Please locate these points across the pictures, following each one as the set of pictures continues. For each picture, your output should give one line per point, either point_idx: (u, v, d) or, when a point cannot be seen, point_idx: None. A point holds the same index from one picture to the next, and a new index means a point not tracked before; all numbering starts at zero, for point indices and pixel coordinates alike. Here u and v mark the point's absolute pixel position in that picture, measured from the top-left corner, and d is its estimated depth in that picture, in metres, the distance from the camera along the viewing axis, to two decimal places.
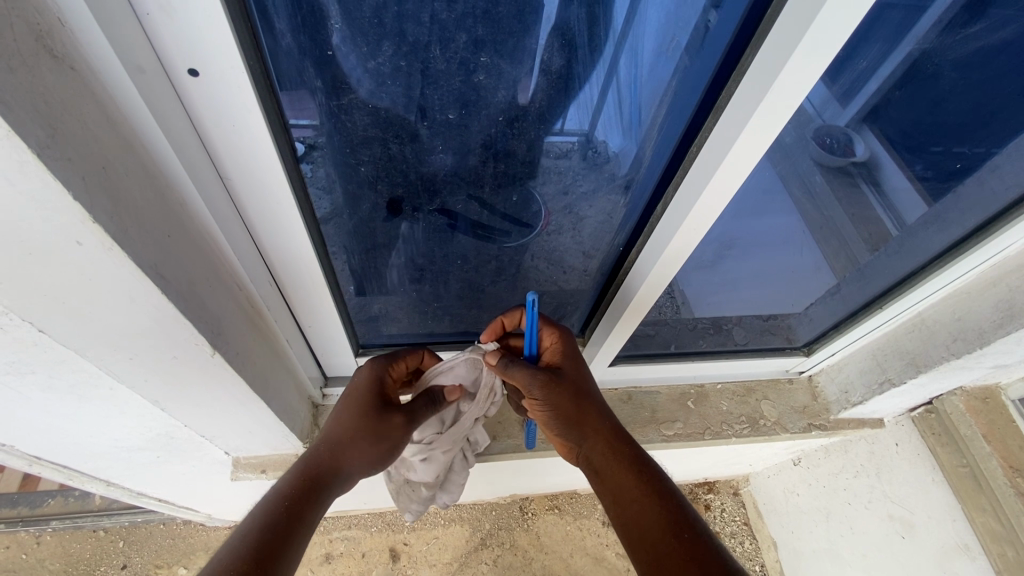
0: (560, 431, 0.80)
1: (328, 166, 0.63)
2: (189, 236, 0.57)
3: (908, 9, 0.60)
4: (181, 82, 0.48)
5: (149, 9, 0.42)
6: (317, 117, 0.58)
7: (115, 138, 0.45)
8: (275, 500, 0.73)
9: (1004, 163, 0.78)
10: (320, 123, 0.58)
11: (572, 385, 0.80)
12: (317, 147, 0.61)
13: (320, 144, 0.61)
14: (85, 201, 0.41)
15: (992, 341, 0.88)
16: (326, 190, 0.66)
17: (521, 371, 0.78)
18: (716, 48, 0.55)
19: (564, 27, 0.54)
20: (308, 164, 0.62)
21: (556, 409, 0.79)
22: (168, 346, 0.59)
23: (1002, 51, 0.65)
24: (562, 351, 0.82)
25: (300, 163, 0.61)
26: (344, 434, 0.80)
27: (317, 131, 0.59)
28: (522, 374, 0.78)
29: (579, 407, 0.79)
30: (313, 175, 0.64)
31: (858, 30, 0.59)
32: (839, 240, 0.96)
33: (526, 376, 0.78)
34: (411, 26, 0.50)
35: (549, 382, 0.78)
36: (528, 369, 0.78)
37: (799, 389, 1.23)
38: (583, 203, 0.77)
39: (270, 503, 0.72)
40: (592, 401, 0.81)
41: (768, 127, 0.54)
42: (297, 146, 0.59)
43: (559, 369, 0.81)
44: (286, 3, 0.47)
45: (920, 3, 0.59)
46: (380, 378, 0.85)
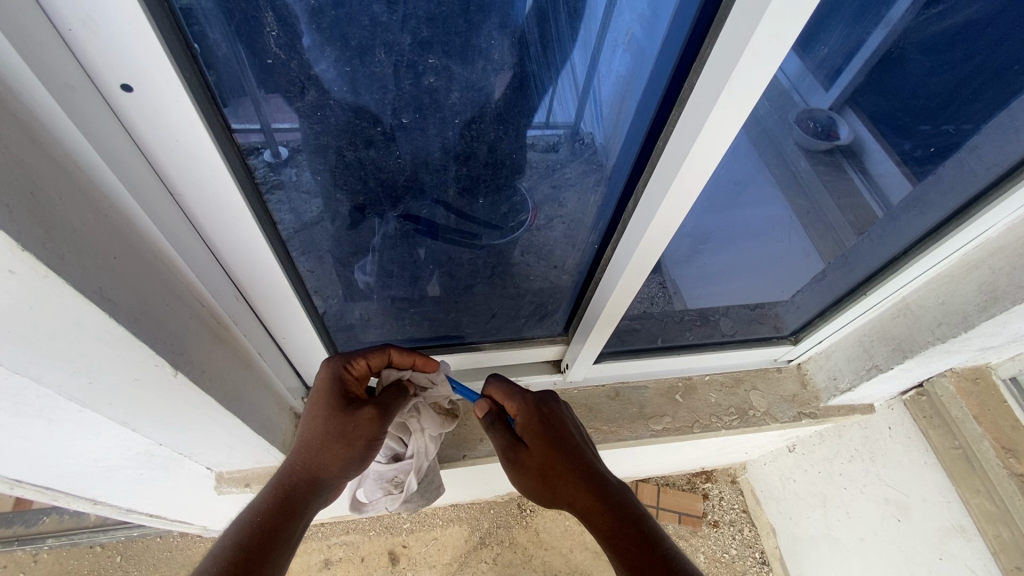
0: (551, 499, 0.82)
1: (311, 170, 0.62)
2: (139, 256, 0.55)
3: None
4: (116, 99, 0.47)
5: (72, 25, 0.41)
6: (298, 120, 0.56)
7: (44, 160, 0.44)
8: (249, 519, 0.72)
9: (983, 143, 0.76)
10: (302, 126, 0.57)
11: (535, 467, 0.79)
12: (299, 151, 0.59)
13: (301, 147, 0.59)
14: (12, 229, 0.39)
15: (977, 324, 0.87)
16: (311, 194, 0.65)
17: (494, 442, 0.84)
18: (676, 41, 0.53)
19: (514, 24, 0.52)
20: (293, 168, 0.61)
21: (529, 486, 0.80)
22: (126, 368, 0.57)
23: (969, 30, 0.63)
24: (527, 424, 0.81)
25: (284, 168, 0.60)
26: (312, 442, 0.77)
27: (299, 134, 0.57)
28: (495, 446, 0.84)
29: (537, 489, 0.79)
30: (298, 179, 0.62)
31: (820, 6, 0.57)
32: (825, 224, 0.94)
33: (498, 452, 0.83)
34: (353, 28, 0.48)
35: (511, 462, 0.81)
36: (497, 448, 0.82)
37: (788, 377, 1.23)
38: (567, 198, 0.75)
39: (244, 522, 0.71)
40: (551, 474, 0.78)
41: (728, 122, 0.53)
42: (283, 150, 0.58)
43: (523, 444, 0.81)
44: (220, 15, 0.45)
45: None
46: (343, 380, 0.79)
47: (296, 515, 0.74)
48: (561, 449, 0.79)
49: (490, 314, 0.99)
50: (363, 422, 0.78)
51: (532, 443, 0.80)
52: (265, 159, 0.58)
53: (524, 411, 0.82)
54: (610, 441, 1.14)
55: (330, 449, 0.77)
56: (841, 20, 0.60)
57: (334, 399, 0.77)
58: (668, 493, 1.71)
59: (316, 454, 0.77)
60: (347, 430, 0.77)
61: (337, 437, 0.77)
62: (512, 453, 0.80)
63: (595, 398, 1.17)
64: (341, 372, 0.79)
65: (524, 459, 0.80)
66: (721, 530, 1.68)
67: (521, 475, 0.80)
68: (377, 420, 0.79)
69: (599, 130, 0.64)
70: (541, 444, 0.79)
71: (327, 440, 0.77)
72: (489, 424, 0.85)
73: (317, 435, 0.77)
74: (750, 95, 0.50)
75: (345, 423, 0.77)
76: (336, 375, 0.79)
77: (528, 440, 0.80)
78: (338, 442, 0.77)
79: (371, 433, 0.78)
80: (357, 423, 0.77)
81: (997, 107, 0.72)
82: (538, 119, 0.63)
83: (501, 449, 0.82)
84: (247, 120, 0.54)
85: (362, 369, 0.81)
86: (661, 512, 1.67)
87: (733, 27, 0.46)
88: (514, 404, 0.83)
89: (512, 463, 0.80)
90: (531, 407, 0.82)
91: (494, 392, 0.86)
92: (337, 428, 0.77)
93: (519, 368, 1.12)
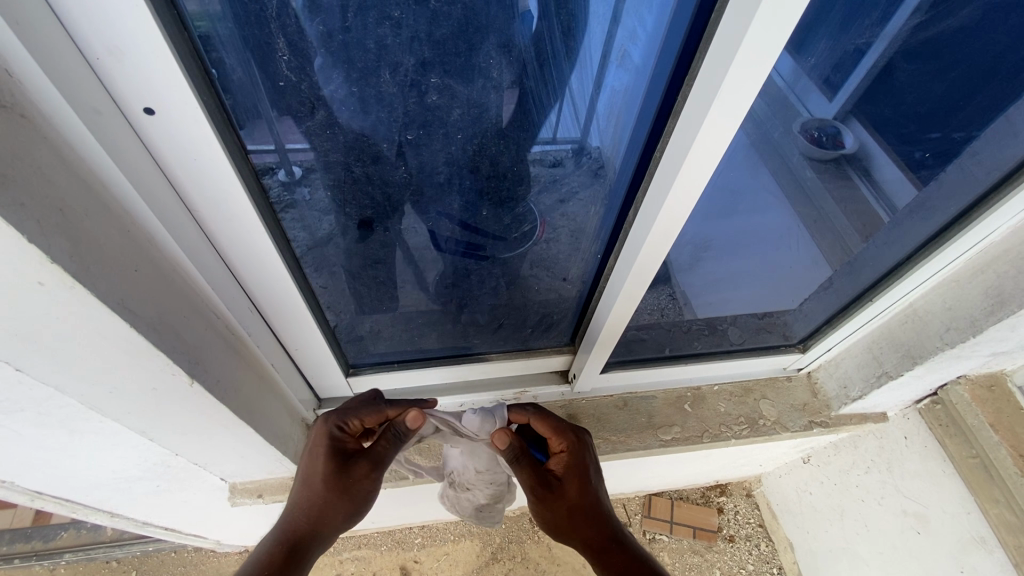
0: (557, 537, 0.84)
1: (325, 190, 0.65)
2: (157, 269, 0.58)
3: None
4: (138, 120, 0.50)
5: (99, 53, 0.44)
6: (307, 142, 0.59)
7: (72, 180, 0.47)
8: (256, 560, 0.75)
9: (983, 147, 0.77)
10: (315, 146, 0.60)
11: (570, 505, 0.81)
12: (313, 170, 0.62)
13: (317, 168, 0.62)
14: (41, 244, 0.42)
15: (985, 328, 0.86)
16: (326, 212, 0.68)
17: (519, 474, 0.80)
18: (669, 55, 0.55)
19: (509, 44, 0.55)
20: (306, 188, 0.64)
21: (549, 523, 0.82)
22: (145, 379, 0.60)
23: (959, 36, 0.64)
24: (569, 461, 0.82)
25: (299, 186, 0.63)
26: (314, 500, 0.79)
27: (316, 155, 0.61)
28: (519, 477, 0.80)
29: (558, 523, 0.82)
30: (312, 198, 0.66)
31: (806, 13, 0.56)
32: (833, 232, 0.95)
33: (523, 484, 0.80)
34: (357, 53, 0.51)
35: (542, 497, 0.80)
36: (526, 480, 0.80)
37: (797, 386, 1.22)
38: (574, 209, 0.78)
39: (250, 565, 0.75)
40: (579, 510, 0.81)
41: (722, 130, 0.54)
42: (297, 170, 0.61)
43: (561, 481, 0.82)
44: (234, 43, 0.48)
45: None
46: (339, 434, 0.82)
47: (301, 555, 0.78)
48: (593, 488, 0.83)
49: (497, 325, 1.00)
50: (358, 476, 0.79)
51: (568, 480, 0.82)
52: (279, 178, 0.61)
53: (571, 447, 0.83)
54: (618, 452, 1.13)
55: (329, 504, 0.79)
56: (836, 19, 0.60)
57: (334, 456, 0.80)
58: (682, 507, 1.69)
59: (316, 507, 0.79)
60: (347, 483, 0.79)
61: (337, 488, 0.79)
62: (543, 488, 0.80)
63: (603, 408, 1.16)
64: (332, 431, 0.82)
65: (557, 494, 0.81)
66: (737, 544, 1.66)
67: (549, 510, 0.81)
68: (372, 476, 0.80)
69: (607, 145, 0.67)
70: (584, 482, 0.82)
71: (327, 496, 0.79)
72: (508, 458, 0.81)
73: (314, 492, 0.79)
74: (738, 108, 0.52)
75: (351, 480, 0.79)
76: (331, 432, 0.82)
77: (566, 476, 0.82)
78: (339, 496, 0.79)
79: (366, 487, 0.80)
80: (355, 476, 0.79)
81: (992, 111, 0.73)
82: (544, 134, 0.66)
83: (527, 484, 0.80)
84: (265, 140, 0.57)
85: (358, 427, 0.83)
86: (675, 527, 1.65)
87: (721, 42, 0.48)
88: (561, 440, 0.83)
89: (541, 501, 0.80)
90: (578, 442, 0.83)
91: (537, 424, 0.84)
92: (336, 485, 0.79)
93: (527, 378, 1.13)
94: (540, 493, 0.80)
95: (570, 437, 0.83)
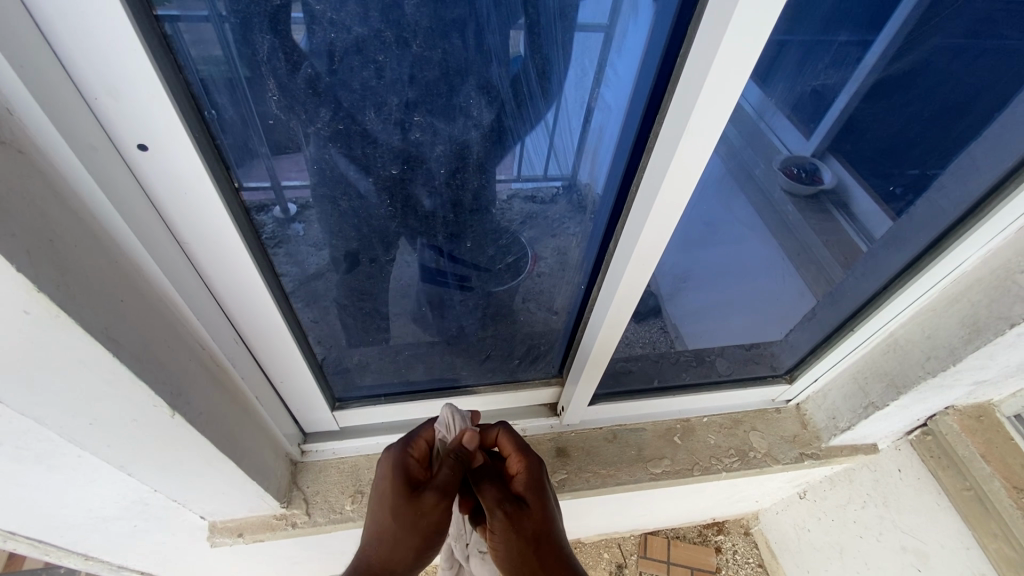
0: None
1: (319, 225, 0.68)
2: (144, 300, 0.59)
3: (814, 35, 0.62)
4: (133, 157, 0.52)
5: (98, 94, 0.46)
6: (308, 176, 0.62)
7: (65, 213, 0.49)
8: None
9: (947, 183, 0.80)
10: (311, 182, 0.62)
11: (535, 531, 0.74)
12: (308, 207, 0.65)
13: (311, 204, 0.65)
14: (29, 273, 0.43)
15: (963, 356, 0.87)
16: (316, 246, 0.70)
17: (489, 492, 0.74)
18: (642, 94, 0.58)
19: (488, 86, 0.58)
20: (301, 223, 0.66)
21: (512, 559, 0.72)
22: (125, 410, 0.60)
23: (912, 79, 0.69)
24: (533, 481, 0.78)
25: (293, 223, 0.66)
26: (385, 536, 0.73)
27: (309, 192, 0.63)
28: (489, 497, 0.74)
29: (523, 555, 0.72)
30: (306, 233, 0.68)
31: (764, 52, 0.60)
32: (816, 265, 0.97)
33: (491, 504, 0.73)
34: (344, 93, 0.54)
35: (509, 520, 0.72)
36: (495, 499, 0.73)
37: (787, 418, 1.22)
38: (570, 244, 0.80)
39: None
40: (543, 537, 0.74)
41: (692, 163, 0.57)
42: (292, 208, 0.64)
43: (525, 503, 0.76)
44: (226, 86, 0.51)
45: (826, 29, 0.61)
46: (406, 464, 0.76)
47: None
48: (553, 517, 0.77)
49: (484, 356, 1.00)
50: (427, 507, 0.71)
51: (533, 502, 0.76)
52: (275, 214, 0.64)
53: (528, 466, 0.79)
54: (608, 486, 1.12)
55: (401, 542, 0.72)
56: (800, 58, 0.64)
57: (398, 486, 0.73)
58: (679, 547, 1.65)
59: (390, 542, 0.72)
60: (415, 518, 0.71)
61: (406, 525, 0.71)
62: (511, 510, 0.73)
63: (593, 441, 1.15)
64: (402, 456, 0.77)
65: (523, 515, 0.74)
66: None
67: (512, 538, 0.72)
68: (442, 508, 0.71)
69: (597, 182, 0.70)
70: (544, 508, 0.76)
71: (397, 534, 0.72)
72: (478, 483, 0.76)
73: (386, 532, 0.72)
74: (704, 144, 0.55)
75: (427, 519, 0.71)
76: (398, 462, 0.76)
77: (528, 499, 0.76)
78: (407, 532, 0.72)
79: (438, 520, 0.72)
80: (422, 511, 0.71)
81: (951, 148, 0.77)
82: (529, 172, 0.68)
83: (495, 503, 0.73)
84: (260, 179, 0.59)
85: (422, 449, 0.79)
86: (672, 568, 1.60)
87: (686, 84, 0.52)
88: (521, 460, 0.80)
89: (506, 519, 0.72)
90: (537, 465, 0.80)
91: (505, 442, 0.81)
92: (404, 520, 0.71)
93: (515, 411, 1.13)
94: (508, 515, 0.73)
95: (532, 457, 0.80)
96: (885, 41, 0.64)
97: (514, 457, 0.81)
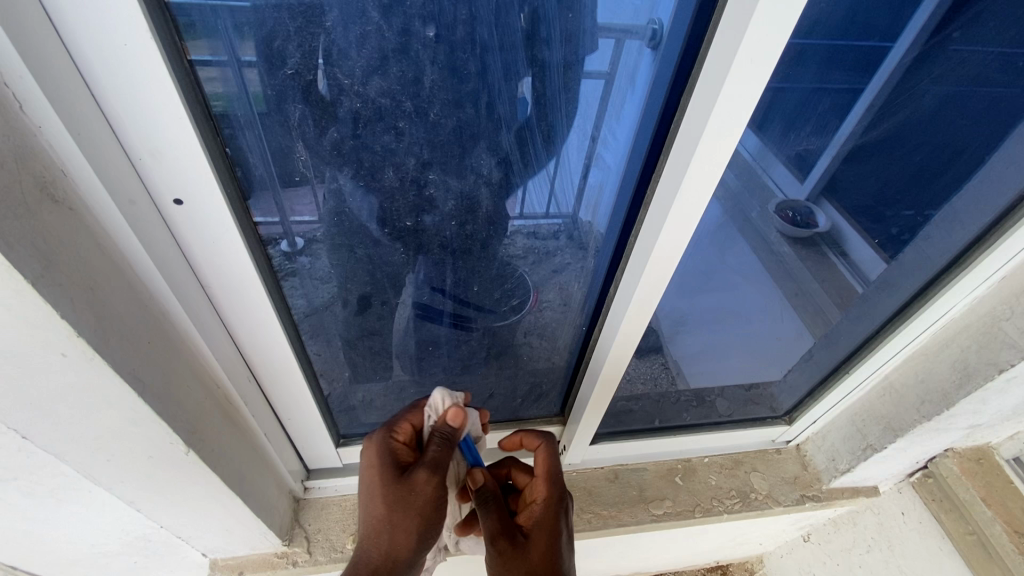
0: None
1: (326, 257, 0.70)
2: (169, 341, 0.62)
3: (805, 93, 0.66)
4: (168, 210, 0.56)
5: (142, 155, 0.51)
6: (317, 212, 0.64)
7: (105, 261, 0.52)
8: None
9: (934, 232, 0.84)
10: (320, 217, 0.64)
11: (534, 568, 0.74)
12: (317, 240, 0.67)
13: (319, 238, 0.67)
14: (71, 319, 0.46)
15: (957, 401, 0.89)
16: (323, 280, 0.72)
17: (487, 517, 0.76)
18: (641, 148, 0.63)
19: (497, 147, 0.62)
20: (308, 256, 0.69)
21: None
22: (143, 448, 0.62)
23: (891, 142, 0.74)
24: (546, 517, 0.78)
25: (301, 255, 0.68)
26: (382, 524, 0.72)
27: (317, 225, 0.65)
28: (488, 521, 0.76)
29: None
30: (313, 266, 0.70)
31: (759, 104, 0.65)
32: (815, 307, 0.99)
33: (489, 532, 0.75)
34: (366, 154, 0.60)
35: (505, 551, 0.74)
36: (494, 526, 0.76)
37: (787, 459, 1.22)
38: (568, 278, 0.82)
39: None
40: None
41: (686, 218, 0.61)
42: (299, 241, 0.66)
43: (528, 537, 0.77)
44: (260, 145, 0.56)
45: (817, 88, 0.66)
46: (392, 448, 0.75)
47: None
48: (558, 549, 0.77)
49: (488, 394, 1.03)
50: (420, 486, 0.71)
51: (536, 537, 0.77)
52: (282, 247, 0.66)
53: (545, 501, 0.79)
54: (610, 527, 1.11)
55: (398, 526, 0.71)
56: (794, 109, 0.68)
57: (387, 471, 0.73)
58: None
59: (386, 531, 0.72)
60: (409, 498, 0.71)
61: (400, 508, 0.71)
62: (506, 543, 0.74)
63: (594, 481, 1.16)
64: (388, 440, 0.76)
65: (522, 550, 0.75)
66: None
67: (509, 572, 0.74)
68: (433, 483, 0.71)
69: (599, 219, 0.73)
70: (550, 543, 0.77)
71: (392, 517, 0.71)
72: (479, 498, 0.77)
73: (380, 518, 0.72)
74: (696, 202, 0.59)
75: (420, 496, 0.71)
76: (383, 447, 0.75)
77: (534, 534, 0.77)
78: (401, 512, 0.71)
79: (431, 495, 0.71)
80: (416, 490, 0.71)
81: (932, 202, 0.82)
82: (529, 211, 0.71)
83: (491, 536, 0.75)
84: (268, 212, 0.62)
85: (406, 432, 0.77)
86: None
87: (680, 150, 0.57)
88: (543, 488, 0.80)
89: (501, 553, 0.74)
90: (555, 502, 0.80)
91: (539, 461, 0.82)
92: (396, 502, 0.71)
93: None
94: (506, 545, 0.74)
95: (554, 489, 0.80)
96: (864, 106, 0.69)
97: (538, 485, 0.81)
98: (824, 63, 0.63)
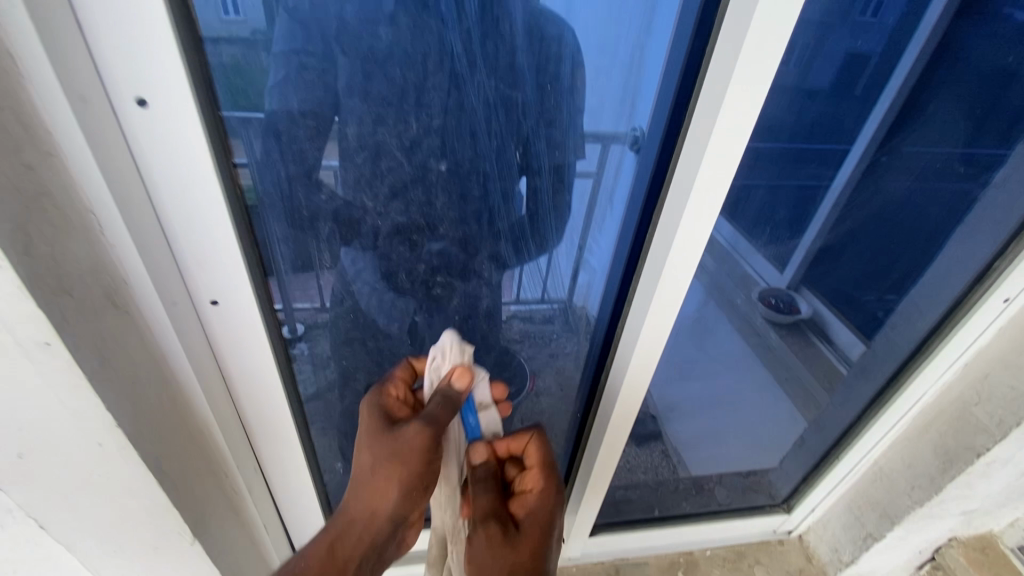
0: None
1: (324, 341, 0.79)
2: (189, 431, 0.66)
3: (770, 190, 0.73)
4: (204, 308, 0.63)
5: (189, 262, 0.59)
6: (318, 296, 0.73)
7: (146, 358, 0.57)
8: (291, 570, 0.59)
9: (898, 322, 0.90)
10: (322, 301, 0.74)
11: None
12: (315, 326, 0.76)
13: (319, 323, 0.76)
14: (116, 412, 0.51)
15: (944, 485, 0.91)
16: (320, 365, 0.81)
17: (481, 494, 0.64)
18: (622, 250, 0.71)
19: (497, 257, 0.73)
20: (304, 343, 0.77)
21: None
22: (152, 539, 0.63)
23: (845, 247, 0.83)
24: (543, 523, 0.65)
25: (296, 342, 0.76)
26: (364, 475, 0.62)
27: (318, 310, 0.75)
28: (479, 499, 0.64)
29: None
30: (311, 351, 0.78)
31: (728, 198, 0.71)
32: (800, 384, 1.03)
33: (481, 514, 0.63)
34: (386, 264, 0.72)
35: (497, 546, 0.60)
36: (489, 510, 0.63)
37: (790, 550, 1.20)
38: (561, 358, 0.87)
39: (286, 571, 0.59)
40: None
41: (664, 314, 0.69)
42: (300, 326, 0.75)
43: (518, 525, 0.64)
44: (292, 253, 0.67)
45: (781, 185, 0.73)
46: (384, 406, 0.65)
47: None
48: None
49: None
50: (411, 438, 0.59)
51: (529, 532, 0.63)
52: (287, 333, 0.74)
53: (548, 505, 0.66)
54: None
55: (383, 471, 0.60)
56: (761, 203, 0.74)
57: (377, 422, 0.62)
58: None
59: (364, 474, 0.62)
60: (399, 452, 0.60)
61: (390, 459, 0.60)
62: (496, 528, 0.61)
63: None
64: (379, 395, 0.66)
65: (515, 537, 0.62)
66: None
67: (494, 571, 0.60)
68: (425, 437, 0.59)
69: (590, 302, 0.79)
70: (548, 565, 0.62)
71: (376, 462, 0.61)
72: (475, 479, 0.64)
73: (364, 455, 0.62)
74: (672, 300, 0.67)
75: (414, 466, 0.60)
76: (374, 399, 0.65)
77: (527, 524, 0.64)
78: (390, 464, 0.60)
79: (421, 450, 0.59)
80: (404, 440, 0.59)
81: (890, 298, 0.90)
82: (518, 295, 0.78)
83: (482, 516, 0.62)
84: (278, 296, 0.69)
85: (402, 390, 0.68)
86: None
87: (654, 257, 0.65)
88: (542, 480, 0.67)
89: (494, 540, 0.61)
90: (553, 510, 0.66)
91: (533, 455, 0.68)
92: (385, 449, 0.60)
93: None
94: (500, 533, 0.61)
95: (557, 508, 0.66)
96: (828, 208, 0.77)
97: (531, 472, 0.68)
98: (785, 168, 0.71)
